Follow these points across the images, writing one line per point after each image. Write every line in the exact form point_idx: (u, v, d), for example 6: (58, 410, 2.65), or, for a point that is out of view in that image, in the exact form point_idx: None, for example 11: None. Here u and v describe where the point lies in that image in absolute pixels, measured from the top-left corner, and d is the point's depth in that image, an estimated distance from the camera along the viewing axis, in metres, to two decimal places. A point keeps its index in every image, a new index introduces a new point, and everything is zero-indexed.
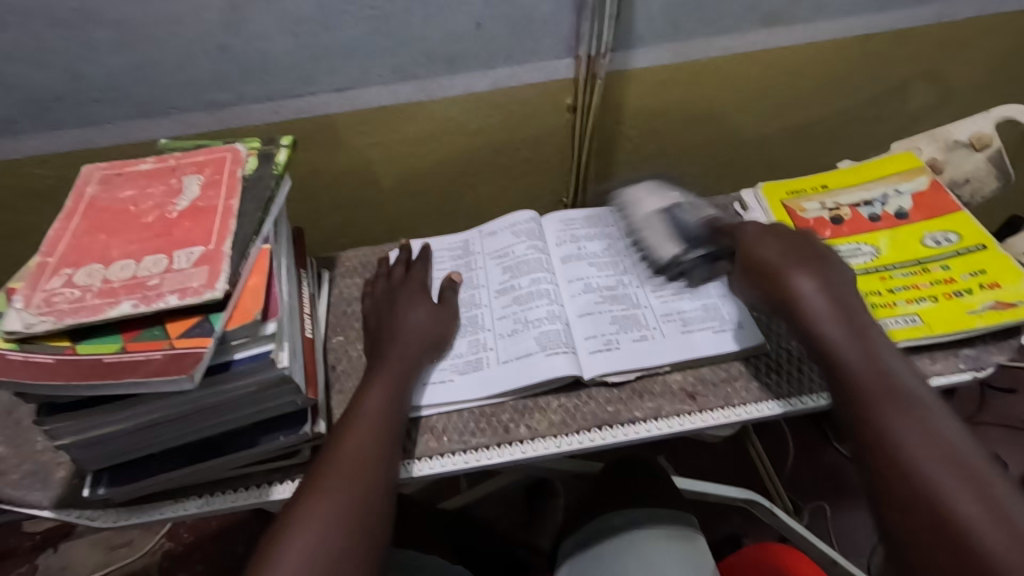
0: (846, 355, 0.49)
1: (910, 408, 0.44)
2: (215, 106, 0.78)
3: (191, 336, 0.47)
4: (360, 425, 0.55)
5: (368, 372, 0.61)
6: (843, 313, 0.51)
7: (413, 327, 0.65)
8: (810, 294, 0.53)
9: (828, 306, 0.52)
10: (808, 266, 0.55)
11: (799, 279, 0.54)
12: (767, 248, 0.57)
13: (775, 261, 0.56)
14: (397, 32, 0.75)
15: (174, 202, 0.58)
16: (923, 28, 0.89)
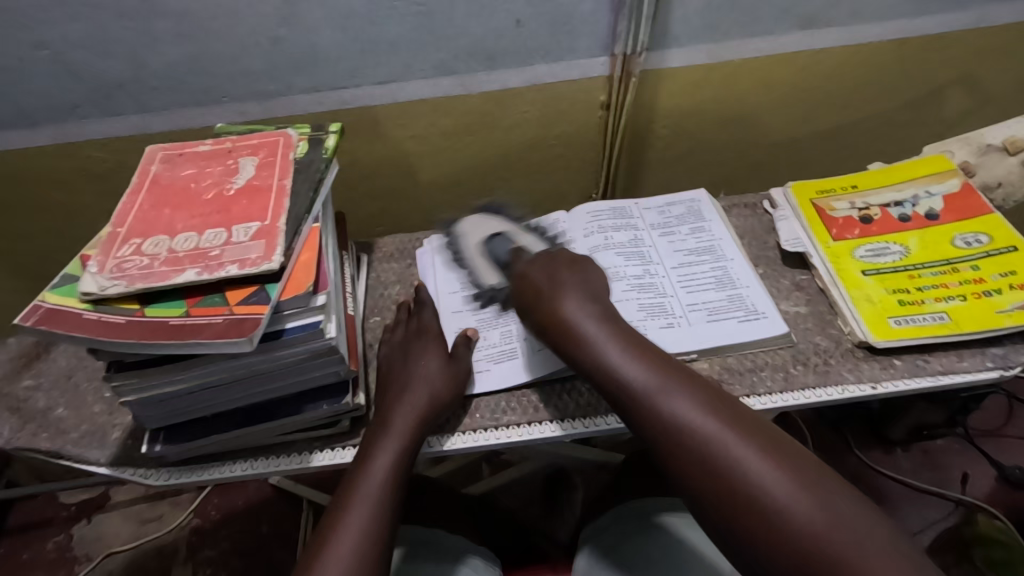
0: (618, 368, 0.52)
1: (699, 406, 0.48)
2: (265, 95, 0.82)
3: (250, 303, 0.51)
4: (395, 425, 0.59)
5: (390, 401, 0.61)
6: (615, 333, 0.54)
7: (423, 379, 0.63)
8: (571, 310, 0.56)
9: (600, 329, 0.55)
10: (564, 288, 0.58)
11: (561, 303, 0.57)
12: (535, 270, 0.60)
13: (545, 285, 0.59)
14: (440, 28, 0.78)
15: (231, 181, 0.62)
16: (958, 34, 0.90)
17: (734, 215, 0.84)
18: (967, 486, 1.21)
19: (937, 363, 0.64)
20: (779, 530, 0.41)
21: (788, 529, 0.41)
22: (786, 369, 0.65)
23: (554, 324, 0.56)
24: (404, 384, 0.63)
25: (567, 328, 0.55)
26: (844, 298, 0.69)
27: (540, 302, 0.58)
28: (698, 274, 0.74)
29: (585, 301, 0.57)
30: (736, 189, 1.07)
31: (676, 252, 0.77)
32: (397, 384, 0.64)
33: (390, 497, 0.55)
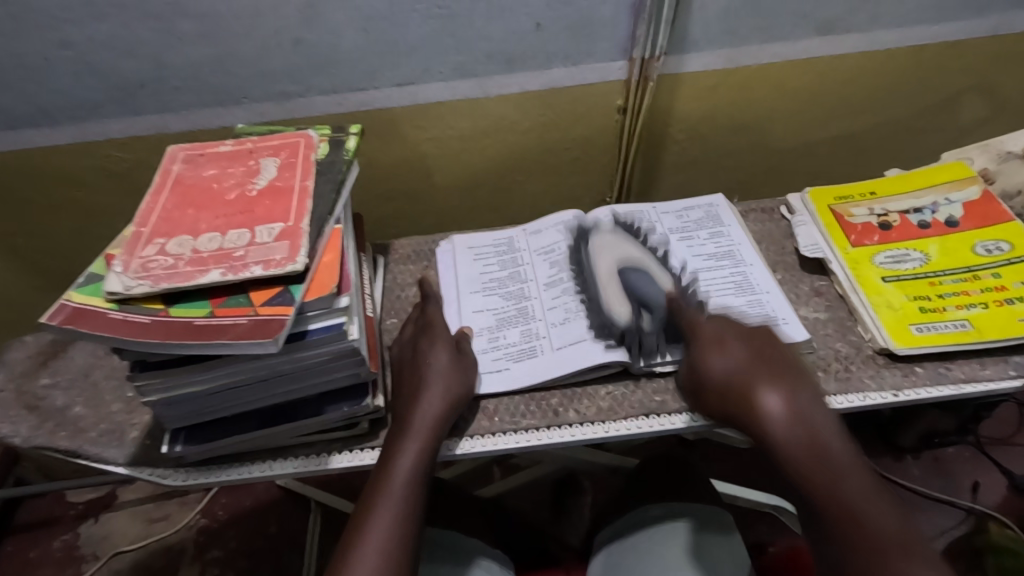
0: (777, 431, 0.55)
1: (828, 460, 0.53)
2: (284, 96, 0.82)
3: (274, 304, 0.51)
4: (411, 436, 0.58)
5: (409, 397, 0.61)
6: (781, 381, 0.58)
7: (438, 374, 0.62)
8: (734, 368, 0.59)
9: (767, 377, 0.58)
10: (728, 346, 0.61)
11: (713, 360, 0.60)
12: (709, 325, 0.64)
13: (711, 335, 0.62)
14: (460, 30, 0.78)
15: (253, 181, 0.62)
16: (977, 41, 0.90)
17: (751, 220, 0.84)
18: (978, 495, 1.21)
19: (958, 371, 0.63)
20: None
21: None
22: None
23: (712, 382, 0.60)
24: (417, 381, 0.62)
25: (733, 387, 0.58)
26: (864, 304, 0.69)
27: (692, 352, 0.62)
28: (716, 279, 0.74)
29: (741, 351, 0.61)
30: (750, 194, 1.06)
31: (695, 257, 0.77)
32: (408, 381, 0.63)
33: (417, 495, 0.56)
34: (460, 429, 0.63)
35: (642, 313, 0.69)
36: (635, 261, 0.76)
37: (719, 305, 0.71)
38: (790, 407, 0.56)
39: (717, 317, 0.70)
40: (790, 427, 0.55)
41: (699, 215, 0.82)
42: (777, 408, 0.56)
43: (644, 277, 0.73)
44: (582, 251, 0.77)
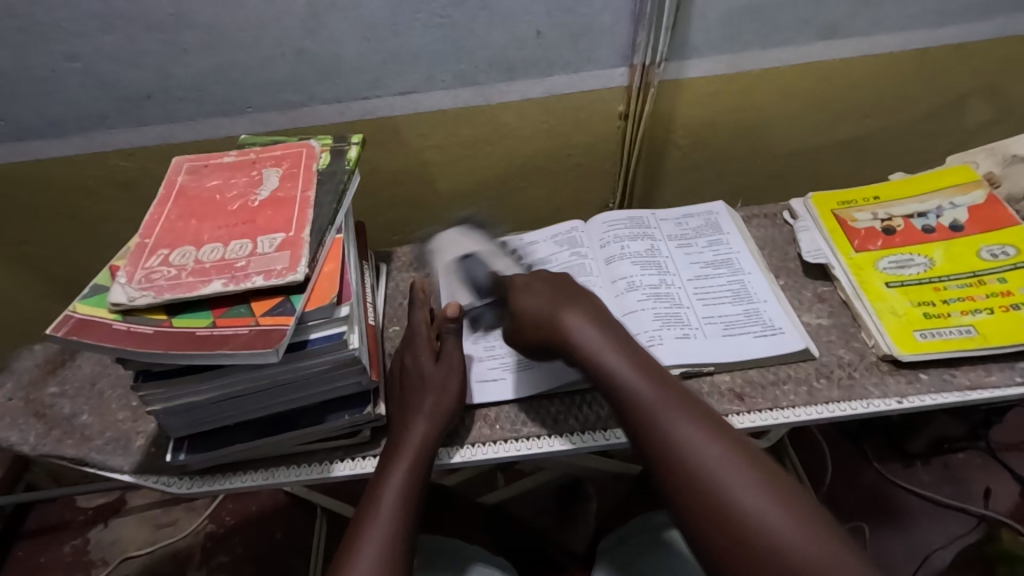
0: (623, 378, 0.53)
1: (683, 409, 0.51)
2: (288, 106, 0.83)
3: (275, 314, 0.51)
4: (398, 463, 0.57)
5: (401, 415, 0.61)
6: (617, 343, 0.57)
7: (433, 382, 0.62)
8: (558, 306, 0.60)
9: (597, 337, 0.57)
10: (573, 302, 0.61)
11: (570, 319, 0.59)
12: (533, 296, 0.63)
13: (544, 308, 0.61)
14: (462, 38, 0.78)
15: (256, 192, 0.63)
16: (983, 43, 0.89)
17: (753, 226, 0.84)
18: (990, 501, 1.19)
19: (964, 378, 0.62)
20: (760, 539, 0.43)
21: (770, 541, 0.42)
22: (809, 382, 0.65)
23: (541, 322, 0.61)
24: (413, 395, 0.62)
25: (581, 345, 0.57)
26: (868, 310, 0.68)
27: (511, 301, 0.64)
28: (713, 287, 0.74)
29: (595, 324, 0.58)
30: (754, 199, 1.06)
31: (692, 264, 0.77)
32: (402, 398, 0.63)
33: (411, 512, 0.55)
34: (460, 437, 0.64)
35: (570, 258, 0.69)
36: (634, 266, 0.76)
37: (719, 311, 0.71)
38: (619, 340, 0.57)
39: (715, 325, 0.69)
40: (635, 371, 0.54)
41: (699, 222, 0.82)
42: (596, 342, 0.56)
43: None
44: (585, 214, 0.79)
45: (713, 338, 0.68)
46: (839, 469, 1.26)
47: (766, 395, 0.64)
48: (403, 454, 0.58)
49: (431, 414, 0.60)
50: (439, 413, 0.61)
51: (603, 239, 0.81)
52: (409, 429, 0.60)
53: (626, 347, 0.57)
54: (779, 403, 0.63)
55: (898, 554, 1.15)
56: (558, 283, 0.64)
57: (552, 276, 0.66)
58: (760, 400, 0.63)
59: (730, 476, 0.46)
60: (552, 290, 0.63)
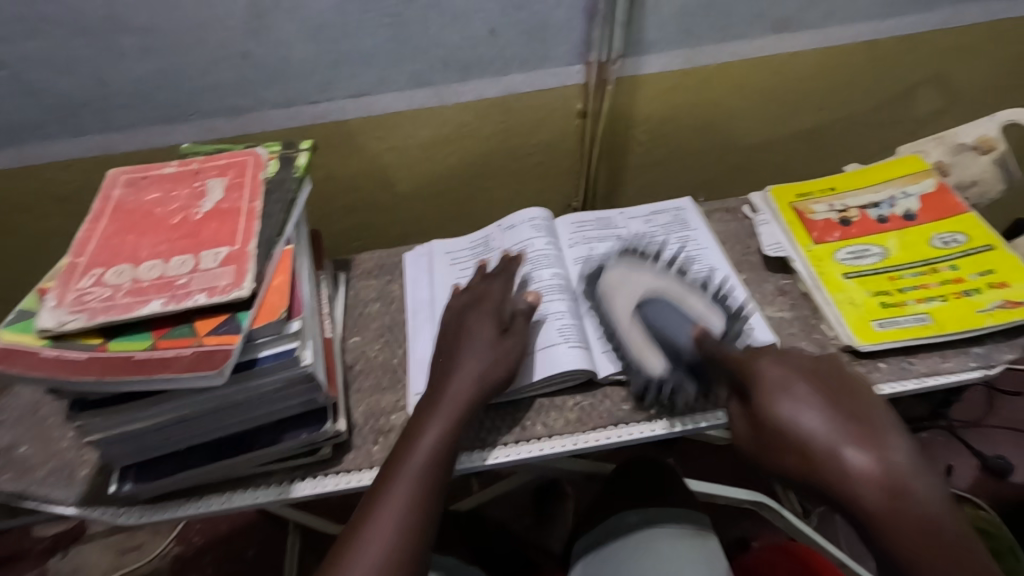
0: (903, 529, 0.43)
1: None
2: (235, 111, 0.79)
3: (220, 333, 0.49)
4: (414, 461, 0.53)
5: (425, 407, 0.58)
6: (898, 462, 0.46)
7: (469, 366, 0.60)
8: (834, 429, 0.48)
9: (891, 479, 0.44)
10: (857, 425, 0.48)
11: (853, 458, 0.46)
12: (806, 418, 0.49)
13: (821, 437, 0.48)
14: (414, 38, 0.76)
15: (199, 204, 0.59)
16: (929, 34, 0.91)
17: (715, 221, 0.84)
18: (951, 477, 1.24)
19: (921, 365, 0.64)
20: None
21: None
22: None
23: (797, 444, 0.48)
24: (431, 398, 0.59)
25: (855, 492, 0.45)
26: (827, 302, 0.69)
27: (747, 410, 0.54)
28: None
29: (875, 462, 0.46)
30: (716, 193, 1.06)
31: (662, 260, 0.76)
32: (426, 398, 0.60)
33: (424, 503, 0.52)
34: (487, 442, 0.61)
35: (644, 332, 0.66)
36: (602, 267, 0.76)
37: None
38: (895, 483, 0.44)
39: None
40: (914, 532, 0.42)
41: (664, 220, 0.82)
42: (886, 494, 0.44)
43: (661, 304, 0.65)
44: (611, 279, 0.72)
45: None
46: None
47: None
48: (425, 444, 0.55)
49: (444, 419, 0.57)
50: (451, 418, 0.57)
51: (574, 238, 0.80)
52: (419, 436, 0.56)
53: (904, 493, 0.44)
54: None
55: None
56: (838, 388, 0.51)
57: (818, 371, 0.53)
58: None
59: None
60: (824, 402, 0.50)
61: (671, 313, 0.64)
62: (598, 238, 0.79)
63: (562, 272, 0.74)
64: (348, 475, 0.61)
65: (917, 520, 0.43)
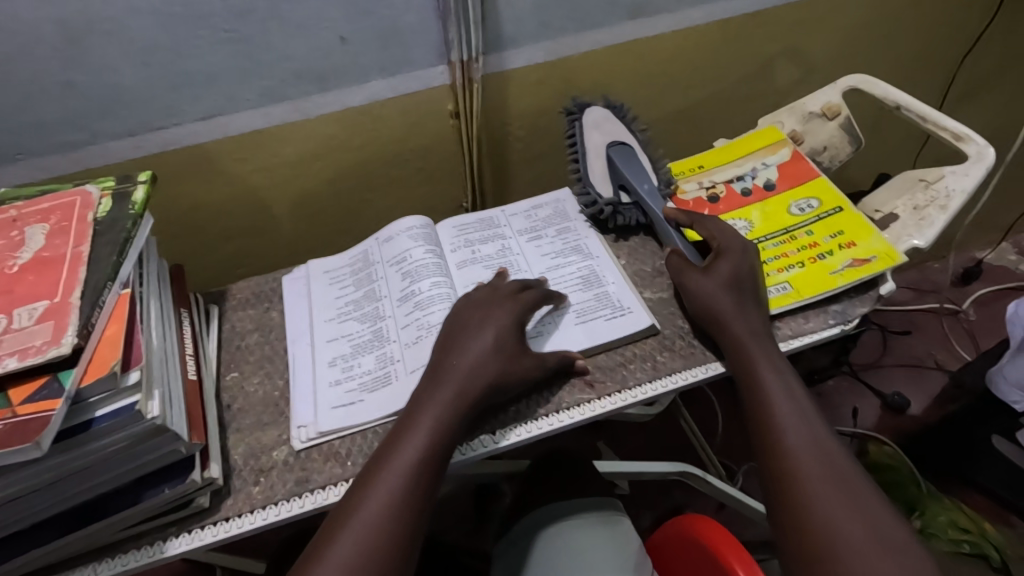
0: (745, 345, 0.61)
1: (801, 415, 0.56)
2: (69, 147, 0.72)
3: (36, 400, 0.44)
4: (409, 439, 0.54)
5: (416, 399, 0.58)
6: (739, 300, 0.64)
7: (474, 360, 0.59)
8: (723, 298, 0.64)
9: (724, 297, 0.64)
10: (755, 313, 0.63)
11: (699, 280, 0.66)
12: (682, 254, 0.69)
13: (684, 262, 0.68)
14: (257, 53, 0.72)
15: (14, 256, 0.54)
16: (775, 10, 0.96)
17: None
18: (857, 419, 1.36)
19: (787, 328, 0.67)
20: (807, 506, 0.50)
21: (817, 510, 0.50)
22: (654, 358, 0.66)
23: (720, 313, 0.63)
24: (415, 406, 0.57)
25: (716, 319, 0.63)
26: None
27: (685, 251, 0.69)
28: (566, 276, 0.74)
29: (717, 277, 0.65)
30: None
31: (544, 257, 0.77)
32: (409, 406, 0.57)
33: (410, 495, 0.51)
34: None
35: (620, 196, 0.79)
36: (485, 269, 0.75)
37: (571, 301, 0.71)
38: (772, 356, 0.60)
39: (576, 310, 0.70)
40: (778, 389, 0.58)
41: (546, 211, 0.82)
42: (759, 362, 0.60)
43: (631, 156, 0.79)
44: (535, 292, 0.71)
45: (567, 325, 0.68)
46: (728, 418, 1.35)
47: (614, 377, 0.65)
48: (414, 432, 0.55)
49: (428, 428, 0.55)
50: (434, 429, 0.55)
51: (456, 241, 0.79)
52: (395, 454, 0.53)
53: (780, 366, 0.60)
54: (627, 383, 0.64)
55: None
56: (745, 276, 0.65)
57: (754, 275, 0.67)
58: (609, 384, 0.64)
59: (854, 491, 0.51)
60: (735, 298, 0.63)
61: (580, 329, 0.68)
62: (480, 241, 0.79)
63: (446, 279, 0.73)
64: (226, 523, 0.57)
65: (765, 354, 0.60)
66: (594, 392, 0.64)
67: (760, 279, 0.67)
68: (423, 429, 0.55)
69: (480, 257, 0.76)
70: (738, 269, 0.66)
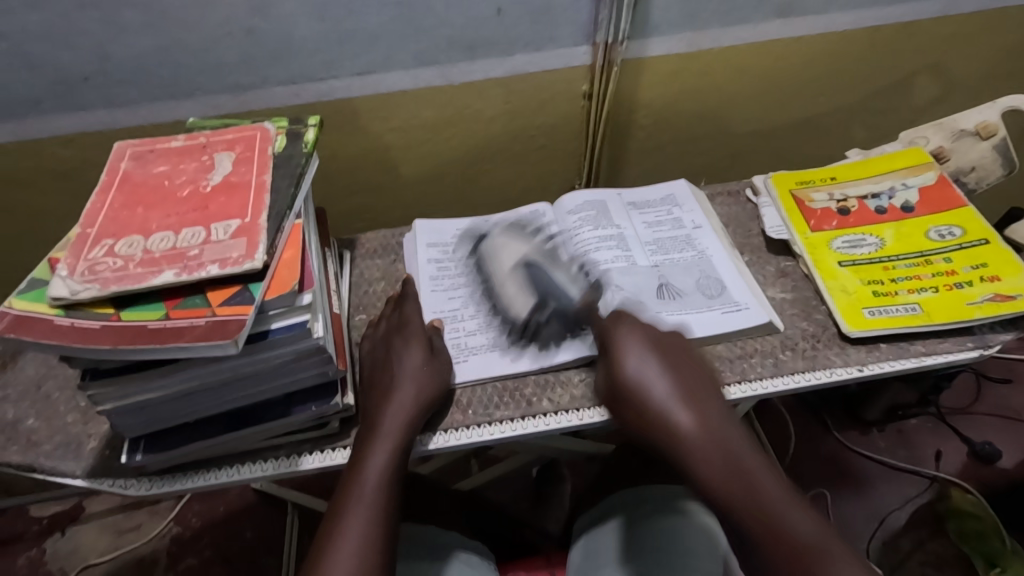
0: (699, 449, 0.56)
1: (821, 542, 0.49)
2: (239, 88, 0.79)
3: (233, 304, 0.49)
4: (375, 448, 0.56)
5: (362, 435, 0.58)
6: (684, 394, 0.59)
7: (409, 371, 0.62)
8: (664, 394, 0.59)
9: (669, 388, 0.59)
10: (691, 396, 0.59)
11: (636, 370, 0.60)
12: (617, 332, 0.63)
13: (616, 347, 0.62)
14: (420, 17, 0.76)
15: (207, 178, 0.59)
16: (931, 21, 0.92)
17: (718, 203, 0.84)
18: (940, 463, 1.25)
19: (920, 345, 0.65)
20: None
21: None
22: (775, 355, 0.66)
23: (639, 401, 0.59)
24: (363, 438, 0.58)
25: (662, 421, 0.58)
26: (822, 289, 0.70)
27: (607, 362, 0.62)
28: (682, 264, 0.74)
29: (655, 366, 0.61)
30: (718, 178, 1.07)
31: (659, 242, 0.77)
32: (362, 432, 0.59)
33: (386, 507, 0.55)
34: (522, 407, 0.64)
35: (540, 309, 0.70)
36: (599, 251, 0.75)
37: (671, 296, 0.70)
38: (717, 441, 0.56)
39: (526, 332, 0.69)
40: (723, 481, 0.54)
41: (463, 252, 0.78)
42: (721, 466, 0.55)
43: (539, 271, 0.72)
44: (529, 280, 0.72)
45: (522, 349, 0.68)
46: (803, 438, 1.31)
47: (734, 368, 0.65)
48: (379, 439, 0.57)
49: (386, 450, 0.56)
50: (394, 449, 0.57)
51: (437, 273, 0.76)
52: (361, 473, 0.55)
53: (733, 462, 0.55)
54: (747, 375, 0.64)
55: (861, 515, 1.20)
56: (685, 366, 0.61)
57: (662, 346, 0.63)
58: (728, 374, 0.64)
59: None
60: (677, 380, 0.60)
61: (691, 320, 0.68)
62: (587, 225, 0.78)
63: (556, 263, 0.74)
64: None
65: (730, 467, 0.55)
66: (712, 379, 0.64)
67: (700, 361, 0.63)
68: (380, 455, 0.56)
69: (583, 243, 0.76)
70: (667, 344, 0.63)
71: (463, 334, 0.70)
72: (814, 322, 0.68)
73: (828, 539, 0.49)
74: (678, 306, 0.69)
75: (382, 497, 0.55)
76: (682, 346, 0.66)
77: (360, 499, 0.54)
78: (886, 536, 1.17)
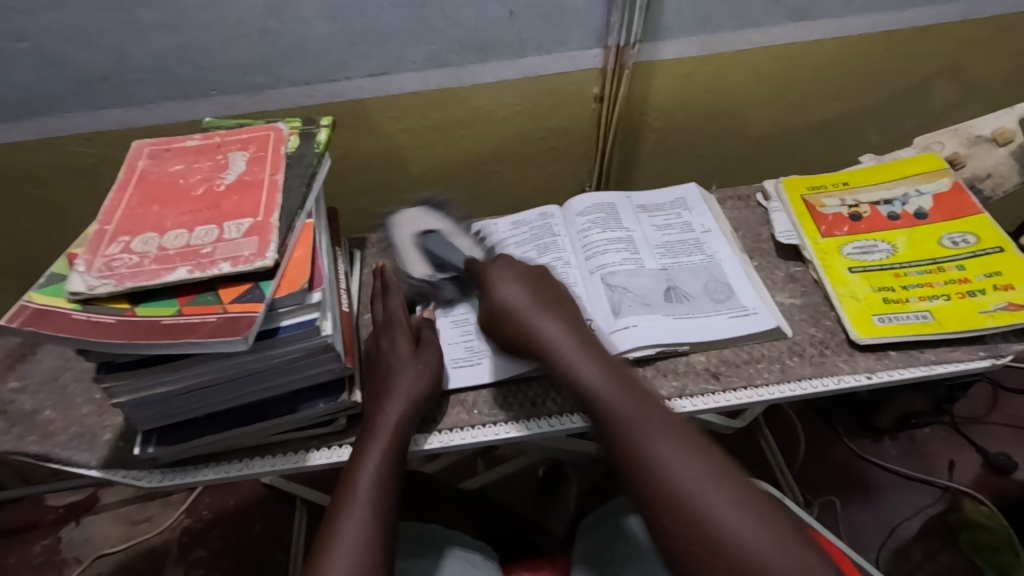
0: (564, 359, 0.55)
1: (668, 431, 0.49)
2: (254, 89, 0.80)
3: (244, 301, 0.50)
4: (372, 447, 0.57)
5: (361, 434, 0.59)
6: (548, 306, 0.60)
7: (410, 368, 0.62)
8: (530, 308, 0.59)
9: (530, 300, 0.60)
10: (549, 306, 0.60)
11: (512, 291, 0.61)
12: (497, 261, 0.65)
13: (491, 272, 0.63)
14: (433, 19, 0.77)
15: (221, 176, 0.60)
16: (948, 26, 0.90)
17: (728, 207, 0.84)
18: (953, 473, 1.23)
19: (930, 353, 0.64)
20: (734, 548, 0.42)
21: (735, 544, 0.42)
22: (783, 360, 0.66)
23: (513, 317, 0.59)
24: (361, 437, 0.58)
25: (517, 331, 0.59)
26: (831, 295, 0.70)
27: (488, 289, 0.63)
28: (690, 268, 0.74)
29: (525, 288, 0.61)
30: (729, 182, 1.07)
31: (667, 245, 0.77)
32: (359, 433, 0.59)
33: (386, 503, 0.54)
34: (523, 408, 0.64)
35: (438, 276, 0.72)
36: (609, 254, 0.75)
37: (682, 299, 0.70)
38: (601, 358, 0.56)
39: None
40: (604, 382, 0.53)
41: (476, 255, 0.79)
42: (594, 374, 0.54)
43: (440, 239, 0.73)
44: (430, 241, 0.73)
45: None
46: (813, 445, 1.30)
47: (741, 373, 0.65)
48: (377, 438, 0.57)
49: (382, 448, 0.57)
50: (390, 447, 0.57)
51: None
52: (358, 471, 0.55)
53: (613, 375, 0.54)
54: (754, 381, 0.64)
55: (870, 524, 1.19)
56: (537, 282, 0.63)
57: (536, 272, 0.64)
58: (735, 379, 0.64)
59: (703, 486, 0.45)
60: (534, 295, 0.61)
61: (699, 324, 0.67)
62: (597, 228, 0.79)
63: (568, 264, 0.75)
64: None
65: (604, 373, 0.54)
66: (719, 384, 0.64)
67: (544, 277, 0.64)
68: (377, 453, 0.56)
69: (593, 246, 0.76)
70: (533, 269, 0.64)
71: (477, 335, 0.70)
72: (823, 329, 0.68)
73: (654, 435, 0.48)
74: (687, 310, 0.69)
75: (381, 495, 0.54)
76: (690, 350, 0.66)
77: (357, 498, 0.54)
78: (896, 545, 1.15)
